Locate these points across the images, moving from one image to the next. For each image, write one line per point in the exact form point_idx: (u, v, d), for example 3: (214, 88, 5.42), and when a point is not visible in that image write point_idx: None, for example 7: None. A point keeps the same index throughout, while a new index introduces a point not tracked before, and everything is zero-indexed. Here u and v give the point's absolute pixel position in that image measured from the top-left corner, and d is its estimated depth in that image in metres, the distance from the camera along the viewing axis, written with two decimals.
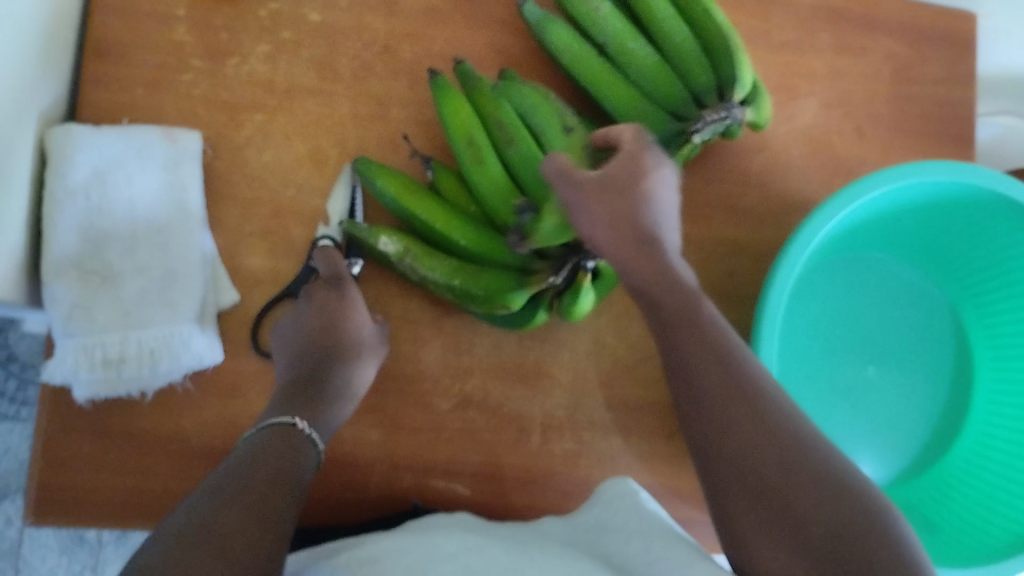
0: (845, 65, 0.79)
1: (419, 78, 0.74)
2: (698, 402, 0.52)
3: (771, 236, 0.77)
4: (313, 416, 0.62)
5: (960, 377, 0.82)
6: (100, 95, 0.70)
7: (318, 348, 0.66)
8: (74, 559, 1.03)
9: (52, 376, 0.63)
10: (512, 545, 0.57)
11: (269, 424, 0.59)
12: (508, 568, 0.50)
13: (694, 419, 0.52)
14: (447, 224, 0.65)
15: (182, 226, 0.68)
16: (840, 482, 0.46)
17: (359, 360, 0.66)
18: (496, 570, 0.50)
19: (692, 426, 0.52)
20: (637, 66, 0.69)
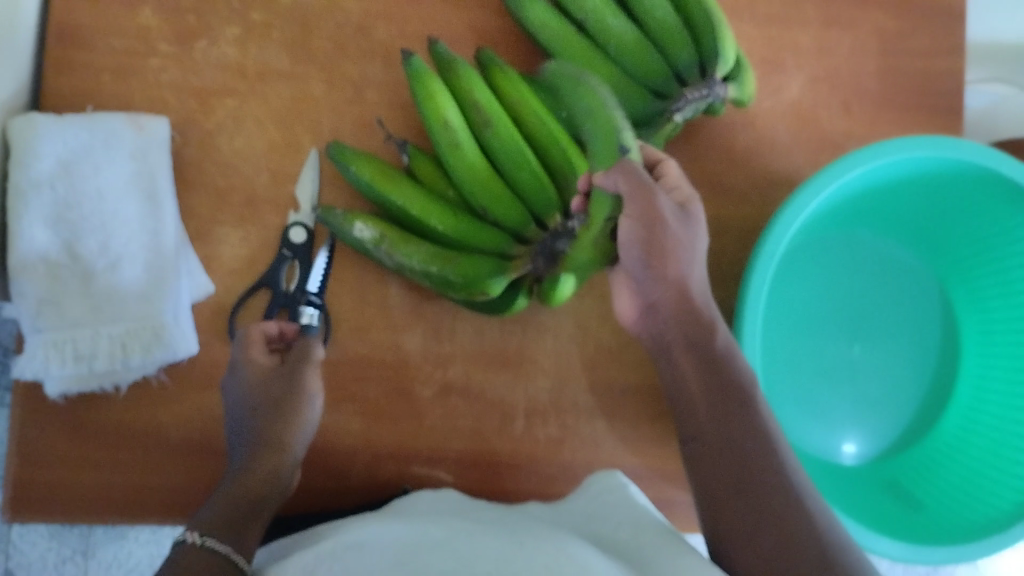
0: (832, 38, 0.77)
1: (393, 58, 0.72)
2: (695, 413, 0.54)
3: (757, 214, 0.76)
4: (218, 517, 0.53)
5: (947, 353, 0.81)
6: (64, 82, 0.68)
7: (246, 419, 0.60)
8: (64, 543, 1.02)
9: (23, 372, 0.62)
10: (500, 527, 0.56)
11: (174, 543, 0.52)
12: (492, 550, 0.50)
13: (695, 419, 0.54)
14: (424, 209, 0.64)
15: (152, 216, 0.66)
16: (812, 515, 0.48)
17: (286, 413, 0.60)
18: (483, 554, 0.49)
19: (694, 421, 0.54)
20: (619, 43, 0.67)
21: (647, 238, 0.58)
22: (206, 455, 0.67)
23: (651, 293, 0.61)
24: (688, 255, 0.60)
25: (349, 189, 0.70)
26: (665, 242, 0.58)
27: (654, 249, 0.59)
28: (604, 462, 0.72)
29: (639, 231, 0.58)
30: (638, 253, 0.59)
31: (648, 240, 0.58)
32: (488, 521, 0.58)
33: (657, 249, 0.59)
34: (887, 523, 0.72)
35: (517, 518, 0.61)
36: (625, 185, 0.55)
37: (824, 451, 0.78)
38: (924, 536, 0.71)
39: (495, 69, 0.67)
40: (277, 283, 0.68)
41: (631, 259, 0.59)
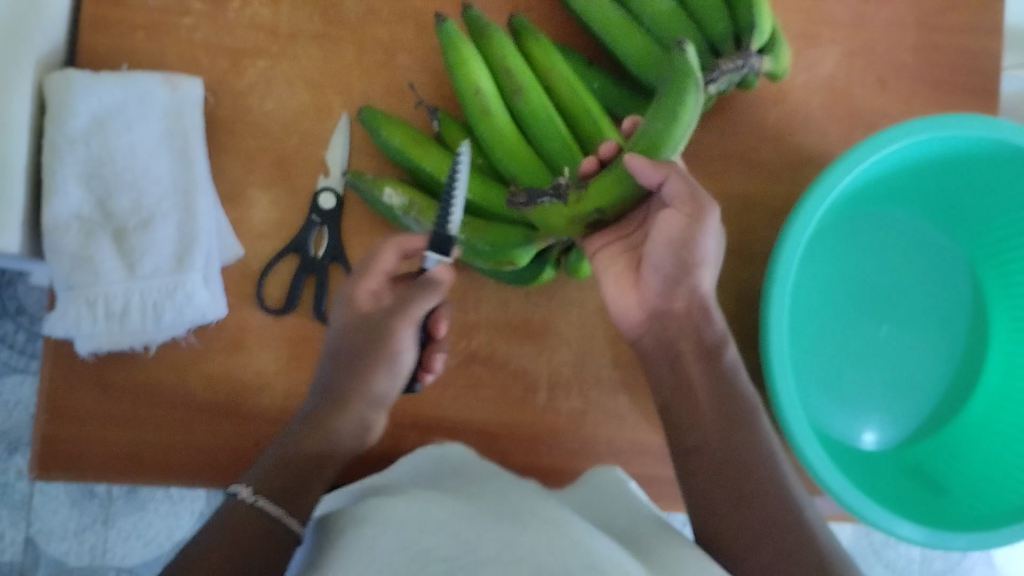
0: (869, 13, 0.76)
1: (426, 25, 0.71)
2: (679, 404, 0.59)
3: (788, 190, 0.75)
4: (284, 484, 0.55)
5: (976, 338, 0.80)
6: (98, 40, 0.69)
7: (339, 377, 0.59)
8: (85, 512, 1.03)
9: (55, 328, 0.63)
10: (503, 480, 0.60)
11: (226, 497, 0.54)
12: (503, 502, 0.54)
13: (679, 408, 0.58)
14: (453, 175, 0.63)
15: (184, 176, 0.67)
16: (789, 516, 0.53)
17: (378, 382, 0.59)
18: (493, 503, 0.53)
19: (679, 414, 0.58)
20: (654, 13, 0.67)
21: (683, 240, 0.57)
22: (230, 417, 0.67)
23: (669, 296, 0.60)
24: (715, 258, 0.59)
25: (378, 154, 0.70)
26: (701, 243, 0.57)
27: (686, 251, 0.57)
28: (627, 437, 0.72)
29: (683, 230, 0.57)
30: (669, 252, 0.58)
31: (685, 241, 0.57)
32: (493, 473, 0.62)
33: (687, 251, 0.57)
34: (910, 506, 0.71)
35: (515, 483, 0.59)
36: (677, 183, 0.54)
37: (848, 432, 0.78)
38: (947, 520, 0.70)
39: (528, 36, 0.67)
40: (305, 248, 0.68)
41: (662, 253, 0.58)
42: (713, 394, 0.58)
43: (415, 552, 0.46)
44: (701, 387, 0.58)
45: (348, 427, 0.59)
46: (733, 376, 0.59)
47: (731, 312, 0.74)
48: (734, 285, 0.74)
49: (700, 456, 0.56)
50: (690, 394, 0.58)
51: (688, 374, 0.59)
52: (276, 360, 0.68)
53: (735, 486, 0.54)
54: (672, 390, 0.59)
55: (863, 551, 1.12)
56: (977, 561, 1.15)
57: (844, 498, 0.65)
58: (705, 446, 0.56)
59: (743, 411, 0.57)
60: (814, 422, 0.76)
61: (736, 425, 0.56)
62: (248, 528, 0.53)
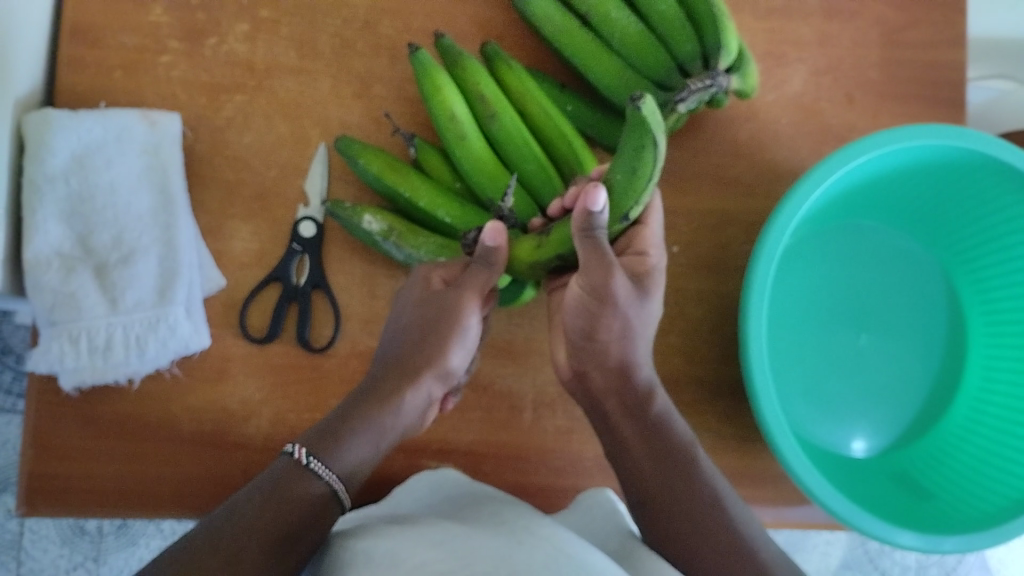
0: (833, 30, 0.78)
1: (399, 54, 0.73)
2: (620, 447, 0.60)
3: (761, 205, 0.76)
4: (339, 450, 0.53)
5: (954, 343, 0.81)
6: (77, 80, 0.70)
7: (406, 351, 0.58)
8: (76, 550, 1.03)
9: (39, 364, 0.63)
10: (496, 500, 0.62)
11: (278, 459, 0.52)
12: (496, 517, 0.56)
13: (619, 447, 0.60)
14: (431, 201, 0.64)
15: (165, 210, 0.68)
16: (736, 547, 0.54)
17: (442, 363, 0.58)
18: (489, 519, 0.55)
19: (619, 453, 0.60)
20: (622, 36, 0.68)
21: (587, 309, 0.57)
22: (216, 447, 0.67)
23: (584, 362, 0.61)
24: (638, 325, 0.58)
25: (357, 183, 0.70)
26: (608, 317, 0.57)
27: (599, 320, 0.57)
28: None
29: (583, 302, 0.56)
30: (584, 320, 0.58)
31: (592, 312, 0.57)
32: (481, 495, 0.63)
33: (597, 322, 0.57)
34: (897, 512, 0.72)
35: (509, 507, 0.59)
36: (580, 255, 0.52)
37: (833, 441, 0.79)
38: (935, 526, 0.70)
39: (499, 62, 0.68)
40: (287, 276, 0.69)
41: (574, 315, 0.58)
42: (647, 451, 0.59)
43: (408, 565, 0.45)
44: (636, 442, 0.59)
45: (416, 399, 0.57)
46: (666, 423, 0.60)
47: (712, 325, 0.74)
48: (712, 300, 0.75)
49: (649, 510, 0.58)
50: (629, 441, 0.59)
51: (622, 433, 0.60)
52: (260, 389, 0.68)
53: (686, 535, 0.55)
54: (611, 441, 0.61)
55: (859, 561, 1.13)
56: (973, 566, 1.15)
57: (830, 505, 0.65)
58: (653, 493, 0.57)
59: (682, 462, 0.58)
60: (799, 432, 0.77)
61: (672, 477, 0.57)
62: (306, 493, 0.51)
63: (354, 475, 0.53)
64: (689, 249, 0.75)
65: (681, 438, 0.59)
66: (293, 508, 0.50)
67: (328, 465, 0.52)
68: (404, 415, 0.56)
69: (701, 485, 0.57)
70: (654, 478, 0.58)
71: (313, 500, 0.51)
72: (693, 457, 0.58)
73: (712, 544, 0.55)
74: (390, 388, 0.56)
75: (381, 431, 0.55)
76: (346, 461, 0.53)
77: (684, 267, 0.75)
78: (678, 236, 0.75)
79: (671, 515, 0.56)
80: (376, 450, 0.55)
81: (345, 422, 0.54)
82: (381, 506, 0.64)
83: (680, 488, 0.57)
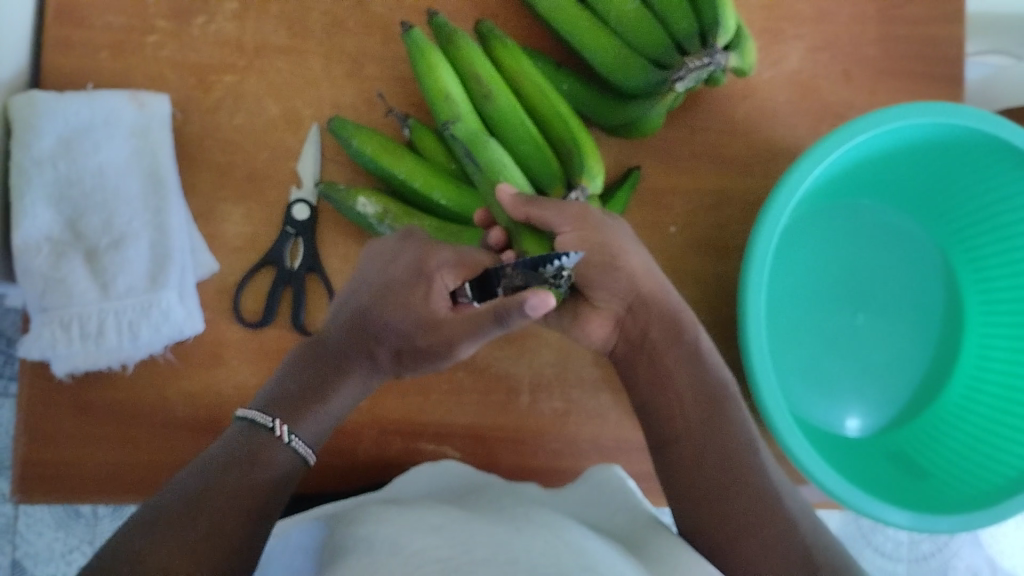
0: (832, 6, 0.77)
1: (392, 33, 0.71)
2: (653, 389, 0.60)
3: (758, 184, 0.76)
4: (303, 421, 0.55)
5: (951, 322, 0.81)
6: (62, 61, 0.68)
7: (384, 339, 0.58)
8: (72, 533, 1.02)
9: (31, 351, 0.63)
10: (503, 488, 0.61)
11: (240, 420, 0.54)
12: (498, 504, 0.55)
13: (651, 387, 0.60)
14: (427, 181, 0.63)
15: (155, 193, 0.67)
16: (770, 504, 0.53)
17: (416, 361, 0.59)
18: (488, 505, 0.55)
19: (650, 396, 0.60)
20: (619, 14, 0.67)
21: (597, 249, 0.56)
22: (212, 433, 0.67)
23: (624, 292, 0.59)
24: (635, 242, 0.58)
25: (351, 165, 0.69)
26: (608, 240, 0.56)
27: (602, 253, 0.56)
28: (610, 436, 0.72)
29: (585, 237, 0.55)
30: (597, 261, 0.56)
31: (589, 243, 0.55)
32: (488, 483, 0.63)
33: (601, 252, 0.56)
34: (892, 491, 0.72)
35: (509, 494, 0.59)
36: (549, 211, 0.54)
37: (828, 421, 0.79)
38: (933, 506, 0.70)
39: (494, 40, 0.66)
40: (281, 260, 0.68)
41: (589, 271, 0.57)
42: (690, 391, 0.58)
43: (408, 551, 0.45)
44: (677, 375, 0.59)
45: (370, 378, 0.59)
46: (709, 365, 0.60)
47: (709, 306, 0.74)
48: (710, 281, 0.74)
49: (683, 447, 0.57)
50: (673, 379, 0.59)
51: (663, 364, 0.60)
52: (255, 374, 0.67)
53: (718, 475, 0.55)
54: (648, 385, 0.60)
55: (852, 536, 1.12)
56: (964, 540, 1.15)
57: (828, 486, 0.65)
58: (685, 435, 0.57)
59: (722, 407, 0.58)
60: (795, 411, 0.77)
61: (714, 421, 0.57)
62: (275, 463, 0.52)
63: (319, 441, 0.56)
64: (687, 229, 0.74)
65: (723, 381, 0.59)
66: (265, 476, 0.51)
67: (302, 438, 0.54)
68: (359, 389, 0.59)
69: (741, 431, 0.57)
70: (693, 418, 0.57)
71: (284, 464, 0.53)
72: (734, 400, 0.59)
73: (745, 499, 0.53)
74: (355, 364, 0.58)
75: (342, 401, 0.57)
76: (313, 429, 0.55)
77: (682, 248, 0.74)
78: (676, 216, 0.74)
79: (707, 455, 0.56)
80: (337, 416, 0.58)
81: (311, 393, 0.56)
82: (380, 492, 0.62)
83: (720, 431, 0.56)
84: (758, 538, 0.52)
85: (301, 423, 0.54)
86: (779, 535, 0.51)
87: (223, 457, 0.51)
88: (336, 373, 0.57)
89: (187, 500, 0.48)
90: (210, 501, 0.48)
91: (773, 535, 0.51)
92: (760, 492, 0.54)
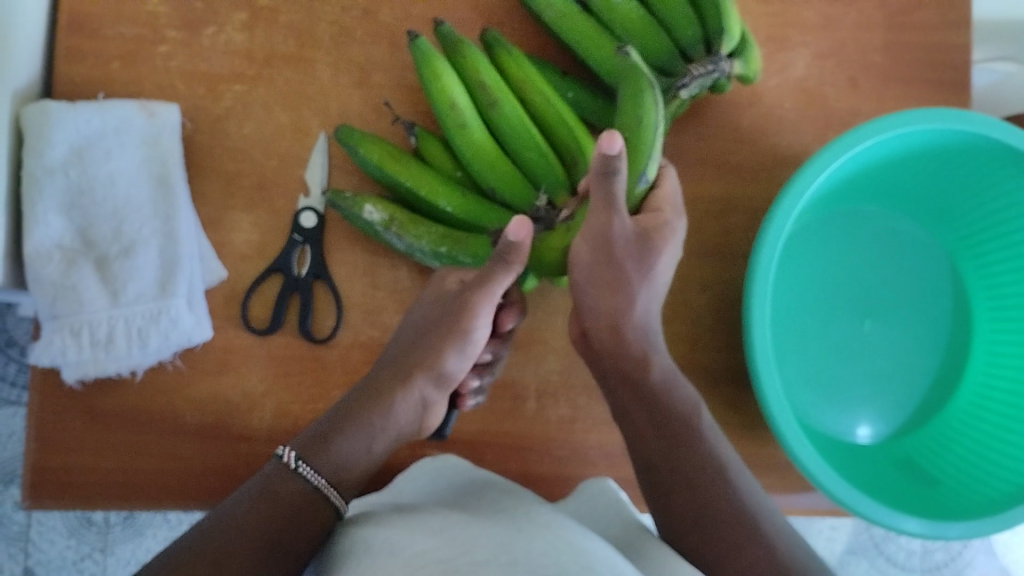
0: (837, 13, 0.77)
1: (399, 42, 0.72)
2: (624, 411, 0.62)
3: (764, 190, 0.76)
4: (324, 451, 0.54)
5: (960, 329, 0.81)
6: (74, 71, 0.69)
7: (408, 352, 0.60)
8: (83, 541, 1.03)
9: (41, 357, 0.63)
10: (497, 484, 0.63)
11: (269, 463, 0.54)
12: (496, 504, 0.56)
13: (619, 408, 0.62)
14: (433, 190, 0.63)
15: (165, 201, 0.67)
16: (750, 527, 0.56)
17: (444, 363, 0.60)
18: (485, 505, 0.55)
19: (621, 418, 0.62)
20: (624, 22, 0.67)
21: (595, 258, 0.56)
22: (220, 439, 0.67)
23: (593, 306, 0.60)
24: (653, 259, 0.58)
25: (358, 172, 0.70)
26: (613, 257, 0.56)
27: (602, 263, 0.56)
28: (616, 442, 0.72)
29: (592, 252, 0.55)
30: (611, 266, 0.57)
31: (600, 252, 0.55)
32: (484, 477, 0.65)
33: (611, 261, 0.56)
34: (902, 499, 0.71)
35: (511, 495, 0.59)
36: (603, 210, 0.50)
37: (837, 428, 0.78)
38: (942, 513, 0.70)
39: (500, 49, 0.66)
40: (288, 267, 0.69)
41: (582, 270, 0.56)
42: (649, 424, 0.60)
43: (407, 552, 0.45)
44: (636, 403, 0.61)
45: (405, 410, 0.59)
46: (670, 385, 0.61)
47: (716, 312, 0.74)
48: (716, 286, 0.74)
49: (657, 471, 0.59)
50: (632, 405, 0.61)
51: (621, 392, 0.62)
52: (263, 380, 0.68)
53: (695, 502, 0.57)
54: (616, 402, 0.62)
55: (864, 546, 1.13)
56: (978, 550, 1.14)
57: (834, 492, 0.65)
58: (658, 461, 0.59)
59: (686, 427, 0.60)
60: (803, 418, 0.77)
61: (681, 443, 0.59)
62: (291, 492, 0.52)
63: (348, 477, 0.55)
64: (692, 235, 0.74)
65: (684, 404, 0.61)
66: (278, 506, 0.51)
67: (316, 469, 0.53)
68: (396, 426, 0.58)
69: (709, 454, 0.59)
70: (662, 446, 0.59)
71: (296, 496, 0.52)
72: (696, 420, 0.60)
73: (727, 525, 0.56)
74: (382, 387, 0.59)
75: (373, 433, 0.57)
76: (337, 462, 0.54)
77: (687, 254, 0.74)
78: None
79: (680, 484, 0.58)
80: (368, 453, 0.56)
81: (338, 426, 0.56)
82: (382, 494, 0.64)
83: (688, 458, 0.59)
84: (740, 560, 0.55)
85: (320, 454, 0.54)
86: (755, 555, 0.55)
87: (241, 494, 0.52)
88: (369, 407, 0.57)
89: (200, 533, 0.48)
90: (222, 533, 0.48)
91: (754, 557, 0.55)
92: (739, 516, 0.56)
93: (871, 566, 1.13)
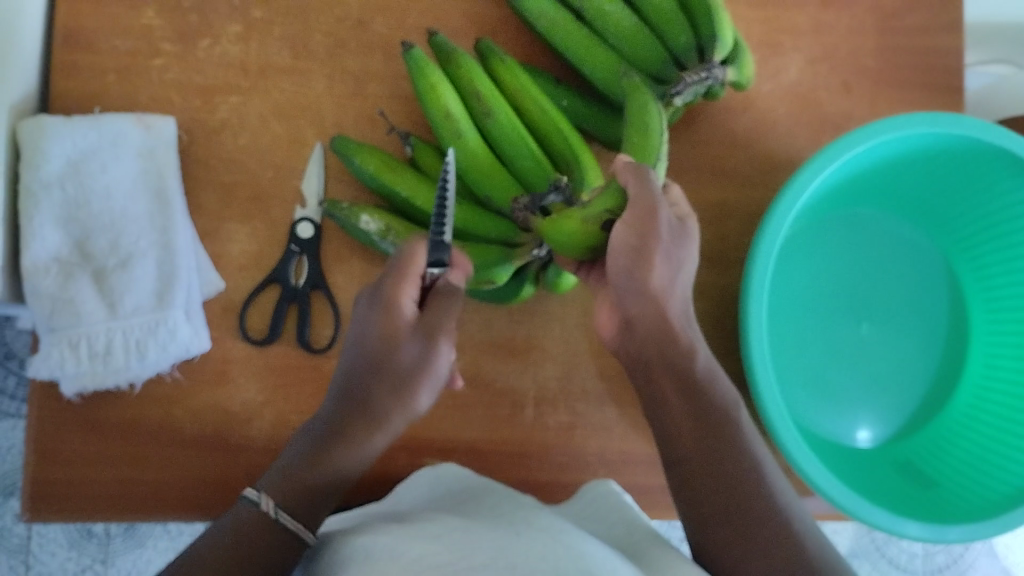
0: (829, 18, 0.78)
1: (394, 52, 0.73)
2: (658, 403, 0.59)
3: (759, 195, 0.76)
4: (300, 496, 0.54)
5: (956, 331, 0.81)
6: (70, 85, 0.70)
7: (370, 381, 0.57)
8: (84, 553, 1.03)
9: (39, 371, 0.63)
10: (509, 494, 0.61)
11: (243, 503, 0.54)
12: (500, 510, 0.56)
13: (652, 401, 0.59)
14: (429, 200, 0.64)
15: (161, 213, 0.68)
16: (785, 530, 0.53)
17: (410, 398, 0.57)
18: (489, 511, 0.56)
19: (653, 412, 0.59)
20: (617, 30, 0.68)
21: (633, 248, 0.55)
22: (220, 450, 0.68)
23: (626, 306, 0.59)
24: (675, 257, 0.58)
25: (354, 182, 0.70)
26: (655, 248, 0.56)
27: (643, 257, 0.56)
28: (615, 448, 0.72)
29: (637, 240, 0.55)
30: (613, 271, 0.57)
31: (645, 242, 0.55)
32: (490, 488, 0.63)
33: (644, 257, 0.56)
34: (900, 502, 0.71)
35: (510, 499, 0.59)
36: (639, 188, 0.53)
37: (836, 431, 0.78)
38: (940, 517, 0.70)
39: (493, 58, 0.67)
40: (286, 278, 0.69)
41: (621, 261, 0.55)
42: (688, 413, 0.57)
43: (406, 558, 0.45)
44: (674, 394, 0.58)
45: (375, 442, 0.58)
46: (711, 378, 0.59)
47: (713, 317, 0.74)
48: (712, 292, 0.74)
49: (689, 466, 0.56)
50: (669, 397, 0.58)
51: (659, 384, 0.58)
52: (261, 391, 0.68)
53: (726, 501, 0.54)
54: (648, 398, 0.59)
55: (865, 549, 1.13)
56: (979, 552, 1.14)
57: (834, 496, 0.65)
58: (692, 456, 0.56)
59: (723, 424, 0.57)
60: (801, 422, 0.77)
61: (717, 440, 0.56)
62: (260, 530, 0.53)
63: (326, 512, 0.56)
64: None
65: (724, 397, 0.58)
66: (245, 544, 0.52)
67: (292, 513, 0.53)
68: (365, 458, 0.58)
69: (749, 454, 0.56)
70: (699, 442, 0.56)
71: (265, 534, 0.53)
72: (736, 418, 0.58)
73: (760, 526, 0.53)
74: (353, 427, 0.56)
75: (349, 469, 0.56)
76: (314, 506, 0.55)
77: None
78: None
79: (712, 477, 0.55)
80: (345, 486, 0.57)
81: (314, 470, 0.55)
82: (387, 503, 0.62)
83: (726, 453, 0.56)
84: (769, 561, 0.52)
85: (297, 501, 0.54)
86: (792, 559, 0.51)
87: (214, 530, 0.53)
88: (343, 446, 0.56)
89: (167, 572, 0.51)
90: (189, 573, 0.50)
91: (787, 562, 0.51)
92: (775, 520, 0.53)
93: (873, 568, 1.13)
